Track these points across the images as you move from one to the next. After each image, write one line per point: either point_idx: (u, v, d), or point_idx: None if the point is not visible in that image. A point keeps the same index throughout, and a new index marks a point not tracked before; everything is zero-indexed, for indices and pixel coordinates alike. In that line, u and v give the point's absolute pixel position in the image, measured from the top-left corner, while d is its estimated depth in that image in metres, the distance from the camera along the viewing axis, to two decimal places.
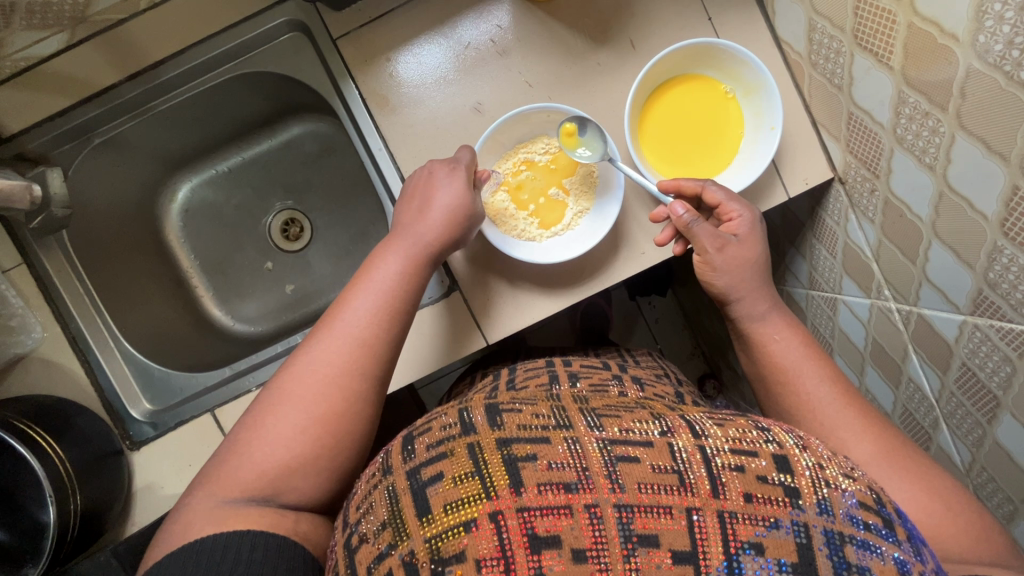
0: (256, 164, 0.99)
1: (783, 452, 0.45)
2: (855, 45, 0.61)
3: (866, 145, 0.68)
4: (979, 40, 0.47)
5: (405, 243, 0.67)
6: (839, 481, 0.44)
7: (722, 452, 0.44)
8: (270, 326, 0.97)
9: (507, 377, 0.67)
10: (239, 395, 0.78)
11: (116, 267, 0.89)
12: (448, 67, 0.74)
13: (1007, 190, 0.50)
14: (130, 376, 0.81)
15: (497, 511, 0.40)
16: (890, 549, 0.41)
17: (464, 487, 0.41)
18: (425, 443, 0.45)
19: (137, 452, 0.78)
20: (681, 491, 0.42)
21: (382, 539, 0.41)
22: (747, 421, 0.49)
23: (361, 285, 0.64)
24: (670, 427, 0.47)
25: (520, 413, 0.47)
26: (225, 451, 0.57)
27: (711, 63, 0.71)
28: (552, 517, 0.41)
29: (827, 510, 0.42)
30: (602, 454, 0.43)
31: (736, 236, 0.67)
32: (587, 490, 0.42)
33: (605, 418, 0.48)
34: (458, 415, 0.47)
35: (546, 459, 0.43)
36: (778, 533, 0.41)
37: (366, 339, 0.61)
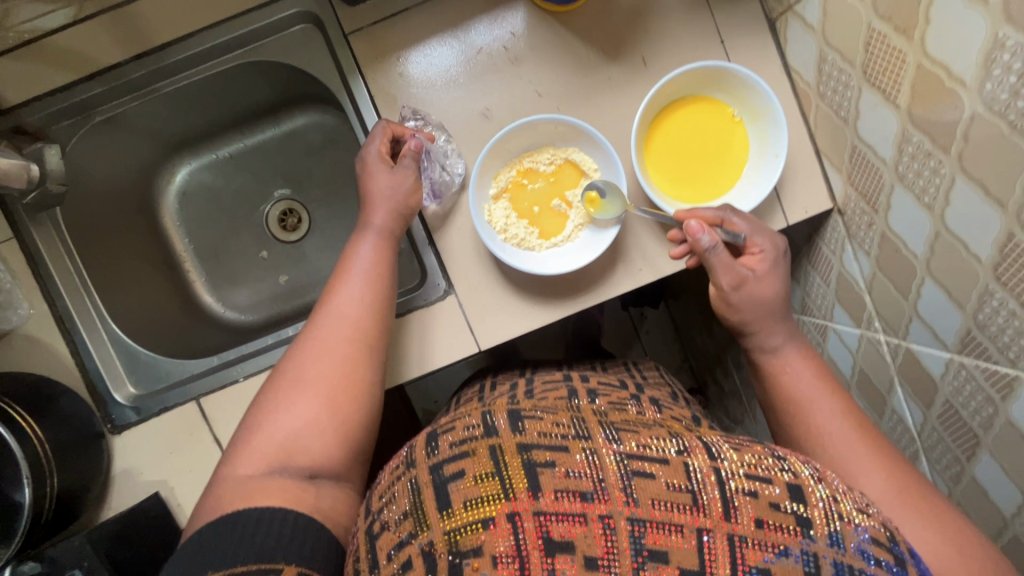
0: (258, 152, 0.98)
1: (797, 481, 0.45)
2: (864, 80, 0.62)
3: (868, 179, 0.68)
4: (986, 87, 0.48)
5: (371, 233, 0.69)
6: (852, 515, 0.44)
7: (736, 476, 0.44)
8: (260, 315, 0.97)
9: (526, 387, 0.67)
10: (225, 384, 0.77)
11: (109, 246, 0.87)
12: (459, 71, 0.74)
13: (1002, 236, 0.51)
14: (116, 359, 0.80)
15: (515, 513, 0.41)
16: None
17: (484, 487, 0.42)
18: (449, 440, 0.45)
19: (118, 437, 0.77)
20: (693, 510, 0.42)
21: (405, 528, 0.42)
22: (764, 447, 0.49)
23: (342, 274, 0.67)
24: (687, 446, 0.46)
25: (542, 420, 0.47)
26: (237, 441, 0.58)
27: (721, 86, 0.71)
28: (567, 523, 0.41)
29: (838, 541, 0.42)
30: (619, 467, 0.43)
31: (754, 272, 0.68)
32: (602, 501, 0.41)
33: (623, 431, 0.47)
34: (481, 417, 0.47)
35: (565, 467, 0.43)
36: (786, 560, 0.41)
37: (353, 318, 0.64)
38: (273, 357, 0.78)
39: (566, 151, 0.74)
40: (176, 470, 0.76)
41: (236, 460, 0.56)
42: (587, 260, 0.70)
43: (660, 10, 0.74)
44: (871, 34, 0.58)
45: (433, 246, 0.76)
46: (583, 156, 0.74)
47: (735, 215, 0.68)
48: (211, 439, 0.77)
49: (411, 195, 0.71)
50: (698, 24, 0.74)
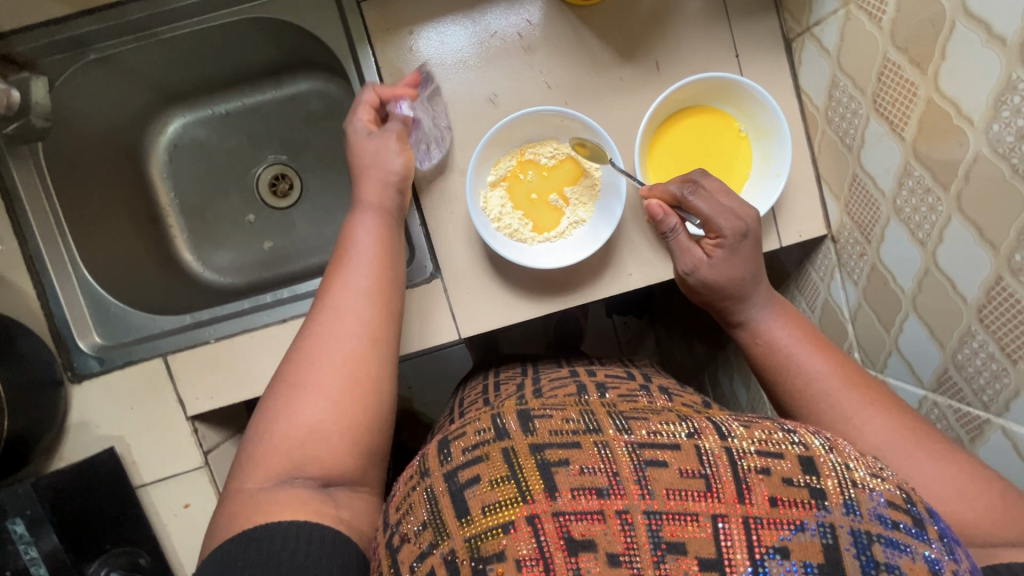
0: (256, 113, 0.95)
1: (809, 452, 0.41)
2: (873, 109, 0.62)
3: (864, 209, 0.68)
4: (992, 128, 0.48)
5: (370, 224, 0.66)
6: (866, 480, 0.40)
7: (747, 454, 0.40)
8: (241, 280, 0.94)
9: (534, 386, 0.67)
10: (195, 344, 0.75)
11: (92, 191, 0.84)
12: (470, 53, 0.72)
13: (991, 279, 0.52)
14: (84, 307, 0.78)
15: (535, 514, 0.38)
16: (921, 548, 0.37)
17: (501, 490, 0.39)
18: (461, 447, 0.43)
19: (78, 386, 0.75)
20: (706, 496, 0.38)
21: (424, 538, 0.39)
22: (771, 422, 0.44)
23: (339, 267, 0.64)
24: (697, 428, 0.42)
25: (553, 417, 0.44)
26: (248, 446, 0.55)
27: (731, 100, 0.71)
28: (587, 521, 0.38)
29: (854, 509, 0.38)
30: (632, 459, 0.40)
31: (710, 257, 0.65)
32: (618, 495, 0.38)
33: (633, 420, 0.44)
34: (491, 419, 0.44)
35: (579, 463, 0.40)
36: (803, 536, 0.37)
37: (355, 310, 0.60)
38: (247, 322, 0.76)
39: (570, 146, 0.73)
40: (135, 426, 0.75)
41: (247, 470, 0.53)
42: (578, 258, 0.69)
43: (678, 16, 0.73)
44: (884, 64, 0.58)
45: (423, 226, 0.74)
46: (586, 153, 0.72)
47: (694, 193, 0.64)
48: (175, 399, 0.75)
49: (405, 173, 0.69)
50: (714, 35, 0.73)
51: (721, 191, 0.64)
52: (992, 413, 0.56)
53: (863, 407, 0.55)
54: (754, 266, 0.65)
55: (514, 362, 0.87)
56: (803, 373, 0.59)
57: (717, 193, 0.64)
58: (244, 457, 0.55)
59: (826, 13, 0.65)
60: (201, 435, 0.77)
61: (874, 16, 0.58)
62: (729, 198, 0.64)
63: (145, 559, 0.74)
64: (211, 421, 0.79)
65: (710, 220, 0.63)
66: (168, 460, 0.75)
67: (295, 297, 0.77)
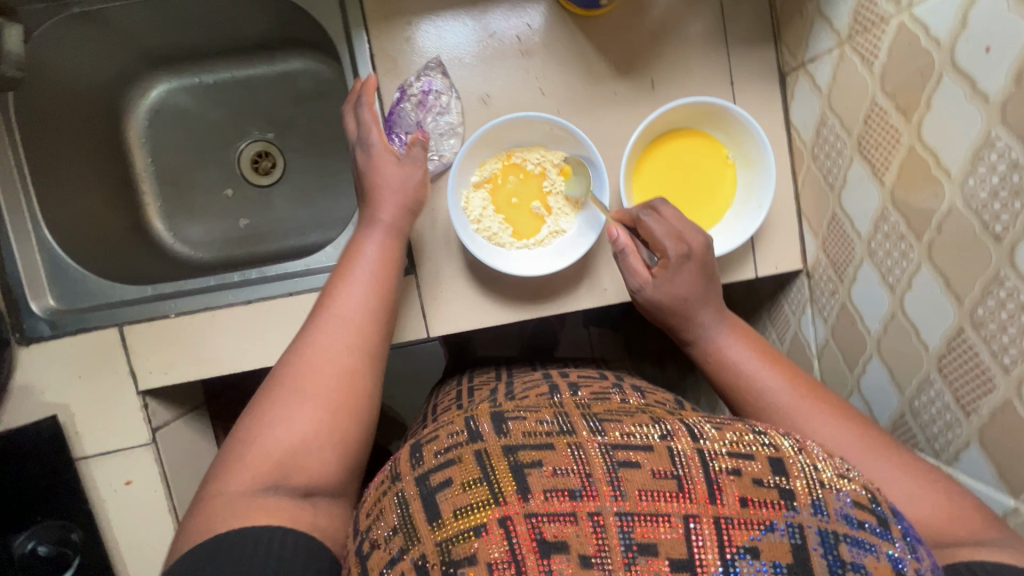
0: (244, 87, 0.93)
1: (778, 453, 0.39)
2: (857, 151, 0.62)
3: (839, 247, 0.69)
4: (968, 182, 0.49)
5: (377, 234, 0.65)
6: (834, 481, 0.38)
7: (718, 455, 0.38)
8: (211, 255, 0.92)
9: (506, 390, 0.66)
10: (154, 317, 0.73)
11: (63, 148, 0.81)
12: (468, 50, 0.72)
13: (953, 330, 0.53)
14: (42, 266, 0.75)
15: (507, 517, 0.35)
16: (885, 547, 0.35)
17: (473, 493, 0.37)
18: (433, 450, 0.41)
19: (25, 348, 0.71)
20: (678, 497, 0.36)
21: (394, 544, 0.36)
22: (743, 423, 0.43)
23: (342, 280, 0.62)
24: (669, 430, 0.40)
25: (527, 419, 0.42)
26: (224, 458, 0.51)
27: (721, 126, 0.71)
28: (559, 523, 0.35)
29: (821, 509, 0.36)
30: (605, 460, 0.38)
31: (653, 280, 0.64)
32: (591, 497, 0.36)
33: (607, 421, 0.42)
34: (464, 423, 0.42)
35: (553, 465, 0.38)
36: (773, 536, 0.35)
37: (354, 324, 0.59)
38: (210, 300, 0.73)
39: (558, 155, 0.72)
40: (82, 395, 0.72)
41: (227, 475, 0.49)
42: (555, 268, 0.68)
43: (677, 37, 0.73)
44: (872, 107, 0.58)
45: None
46: (573, 163, 0.72)
47: (650, 216, 0.64)
48: (127, 371, 0.72)
49: (415, 190, 0.67)
50: (710, 60, 0.73)
51: (679, 218, 0.64)
52: (942, 460, 0.58)
53: (813, 416, 0.53)
54: (706, 284, 0.63)
55: (489, 366, 0.86)
56: (756, 388, 0.58)
57: (673, 218, 0.63)
58: (220, 463, 0.51)
59: (821, 51, 0.65)
60: (151, 411, 0.74)
61: (866, 58, 0.58)
62: (685, 224, 0.63)
63: (77, 535, 0.72)
64: (163, 397, 0.77)
65: (660, 244, 0.63)
66: (114, 433, 0.72)
67: (263, 279, 0.75)
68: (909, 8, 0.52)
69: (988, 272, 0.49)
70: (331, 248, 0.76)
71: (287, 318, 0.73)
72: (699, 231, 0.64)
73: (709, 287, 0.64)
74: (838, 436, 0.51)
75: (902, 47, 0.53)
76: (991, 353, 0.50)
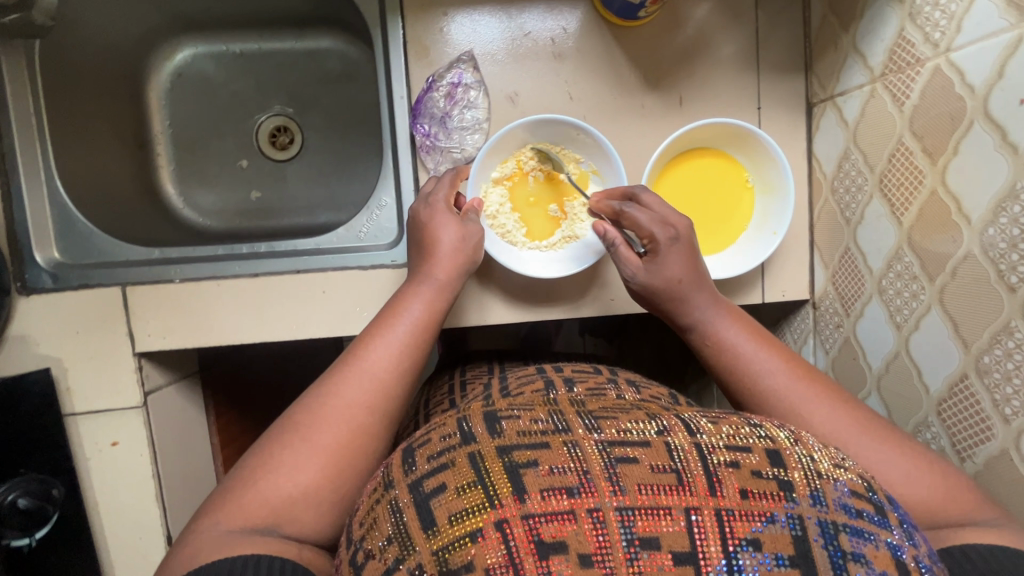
0: (270, 59, 0.92)
1: (774, 445, 0.39)
2: (877, 189, 0.62)
3: (849, 282, 0.69)
4: (987, 231, 0.49)
5: (425, 287, 0.63)
6: (830, 470, 0.38)
7: (716, 449, 0.38)
8: (220, 224, 0.91)
9: (500, 386, 0.66)
10: (158, 281, 0.72)
11: (83, 101, 0.81)
12: (500, 47, 0.71)
13: (956, 375, 0.54)
14: (49, 218, 0.74)
15: (503, 520, 0.34)
16: (883, 535, 0.35)
17: (468, 497, 0.36)
18: (425, 454, 0.40)
19: (25, 298, 0.71)
20: (678, 490, 0.36)
21: (389, 554, 0.35)
22: (738, 417, 0.43)
23: (381, 325, 0.60)
24: (666, 426, 0.41)
25: (521, 419, 0.42)
26: (224, 488, 0.49)
27: (745, 149, 0.71)
28: (558, 522, 0.34)
29: (819, 499, 0.36)
30: (602, 456, 0.37)
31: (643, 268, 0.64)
32: (589, 493, 0.35)
33: (603, 419, 0.42)
34: (457, 424, 0.42)
35: (548, 464, 0.37)
36: (774, 527, 0.35)
37: (380, 374, 0.55)
38: (216, 269, 0.73)
39: (577, 158, 0.72)
40: (77, 352, 0.71)
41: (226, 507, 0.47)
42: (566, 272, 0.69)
43: (710, 56, 0.73)
44: (898, 147, 0.59)
45: None
46: (594, 173, 0.72)
47: (633, 207, 0.64)
48: (125, 332, 0.72)
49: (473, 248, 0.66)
50: (741, 82, 0.73)
51: (662, 204, 0.64)
52: None
53: (813, 401, 0.52)
54: (696, 266, 0.63)
55: (483, 361, 0.86)
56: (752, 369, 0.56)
57: (654, 205, 0.63)
58: (219, 493, 0.48)
59: (852, 86, 0.65)
60: (145, 374, 0.74)
61: (897, 98, 0.58)
62: (666, 207, 0.64)
63: (59, 491, 0.70)
64: (158, 361, 0.76)
65: (647, 233, 0.63)
66: (107, 393, 0.72)
67: (271, 254, 0.75)
68: (947, 52, 0.52)
69: (998, 321, 0.49)
70: (343, 230, 0.76)
71: (291, 295, 0.73)
72: (682, 215, 0.64)
73: (698, 266, 0.63)
74: (835, 422, 0.50)
75: (935, 90, 0.53)
76: (992, 403, 0.50)
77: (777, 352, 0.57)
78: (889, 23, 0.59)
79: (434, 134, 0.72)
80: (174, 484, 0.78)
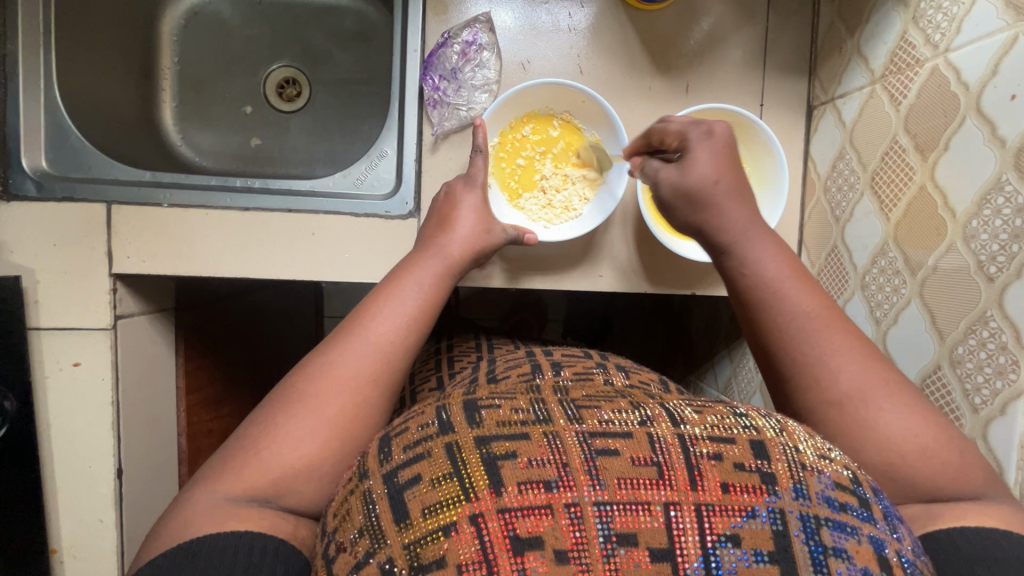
0: (288, 10, 0.93)
1: (759, 436, 0.37)
2: (869, 187, 0.64)
3: (833, 279, 0.70)
4: (971, 224, 0.51)
5: (436, 260, 0.62)
6: (815, 462, 0.36)
7: (698, 440, 0.36)
8: (215, 165, 0.90)
9: (487, 368, 0.60)
10: (146, 203, 0.71)
11: (95, 22, 0.80)
12: (516, 14, 0.73)
13: (930, 366, 0.55)
14: (43, 127, 0.73)
15: (478, 513, 0.32)
16: (867, 529, 0.33)
17: (443, 489, 0.34)
18: (401, 444, 0.38)
19: (6, 204, 0.69)
20: (658, 484, 0.33)
21: (360, 548, 0.34)
22: (724, 407, 0.40)
23: (381, 293, 0.57)
24: (649, 415, 0.38)
25: (502, 408, 0.39)
26: (229, 447, 0.46)
27: (744, 139, 0.72)
28: (534, 516, 0.32)
29: (802, 493, 0.34)
30: (582, 449, 0.35)
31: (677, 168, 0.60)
32: (568, 487, 0.33)
33: (586, 408, 0.39)
34: (435, 413, 0.39)
35: (527, 456, 0.35)
36: (754, 522, 0.33)
37: (386, 346, 0.53)
38: (206, 198, 0.72)
39: (561, 116, 0.73)
40: (51, 265, 0.69)
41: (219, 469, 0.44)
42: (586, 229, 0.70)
43: (720, 50, 0.75)
44: (892, 146, 0.60)
45: (416, 159, 0.74)
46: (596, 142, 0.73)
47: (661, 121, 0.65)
48: (104, 250, 0.70)
49: (475, 207, 0.66)
50: (746, 80, 0.75)
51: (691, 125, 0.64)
52: None
53: (839, 349, 0.49)
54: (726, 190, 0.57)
55: (467, 334, 0.85)
56: (783, 316, 0.51)
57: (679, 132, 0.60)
58: (215, 461, 0.45)
59: (852, 88, 0.67)
60: (119, 297, 0.72)
61: (895, 98, 0.60)
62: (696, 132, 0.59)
63: (10, 404, 0.68)
64: (134, 288, 0.74)
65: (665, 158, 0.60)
66: (76, 311, 0.70)
67: (264, 190, 0.73)
68: (946, 53, 0.54)
69: (975, 311, 0.50)
70: (341, 176, 0.75)
71: (280, 235, 0.72)
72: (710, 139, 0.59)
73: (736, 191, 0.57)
74: (865, 379, 0.47)
75: (931, 89, 0.55)
76: (963, 393, 0.51)
77: (812, 293, 0.52)
78: (893, 27, 0.61)
79: (443, 88, 0.73)
80: (133, 416, 0.75)
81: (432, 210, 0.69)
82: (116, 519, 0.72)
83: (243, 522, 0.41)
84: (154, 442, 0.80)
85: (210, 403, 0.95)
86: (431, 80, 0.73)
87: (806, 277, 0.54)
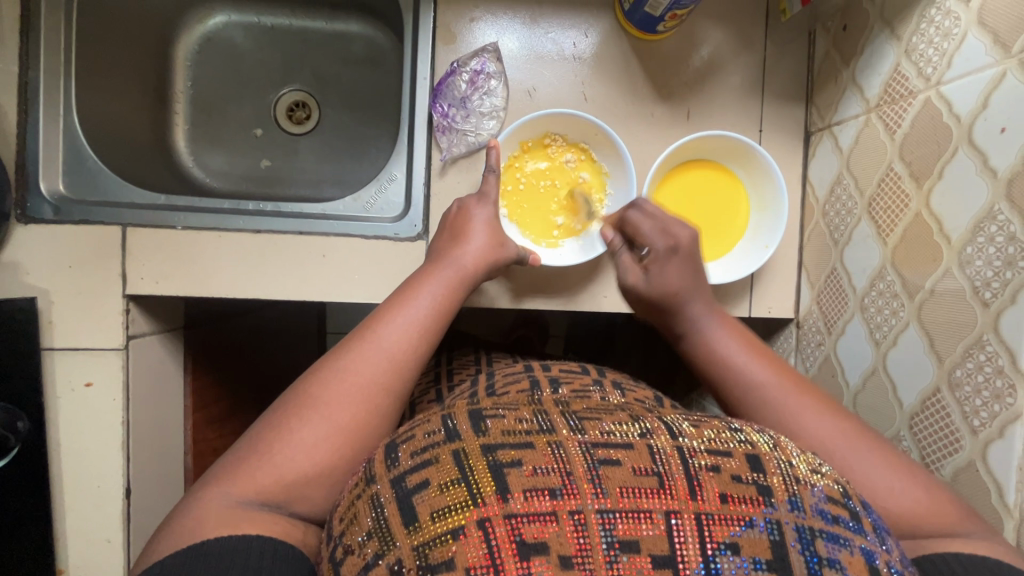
0: (299, 35, 0.95)
1: (754, 449, 0.38)
2: (866, 212, 0.66)
3: (833, 301, 0.72)
4: (965, 250, 0.52)
5: (444, 273, 0.63)
6: (807, 475, 0.37)
7: (696, 453, 0.37)
8: (226, 187, 0.92)
9: (486, 382, 0.61)
10: (159, 225, 0.72)
11: (111, 46, 0.82)
12: (522, 44, 0.75)
13: (929, 389, 0.56)
14: (60, 150, 0.75)
15: (485, 518, 0.33)
16: (858, 541, 0.34)
17: (451, 494, 0.34)
18: (408, 450, 0.39)
19: (23, 226, 0.70)
20: (659, 494, 0.34)
21: (369, 549, 0.34)
22: (719, 421, 0.42)
23: (392, 304, 0.58)
24: (649, 428, 0.39)
25: (506, 417, 0.40)
26: (240, 450, 0.47)
27: (745, 166, 0.74)
28: (540, 523, 0.33)
29: (797, 504, 0.35)
30: (585, 458, 0.36)
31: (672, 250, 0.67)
32: (572, 495, 0.34)
33: (587, 419, 0.40)
34: (441, 420, 0.40)
35: (532, 464, 0.35)
36: (752, 532, 0.33)
37: (396, 355, 0.54)
38: (220, 221, 0.73)
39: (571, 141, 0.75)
40: (64, 286, 0.70)
41: (226, 478, 0.44)
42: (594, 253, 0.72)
43: (721, 78, 0.77)
44: (887, 172, 0.62)
45: (425, 182, 0.76)
46: (606, 173, 0.76)
47: (637, 214, 0.70)
48: (119, 272, 0.71)
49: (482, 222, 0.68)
50: (745, 105, 0.78)
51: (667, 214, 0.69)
52: None
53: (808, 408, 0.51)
54: (696, 276, 0.67)
55: (471, 346, 0.86)
56: (743, 379, 0.56)
57: (658, 214, 0.69)
58: (224, 464, 0.46)
59: (848, 116, 0.70)
60: (132, 317, 0.73)
61: (890, 126, 0.62)
62: (672, 218, 0.68)
63: (24, 424, 0.69)
64: (146, 308, 0.76)
65: (647, 240, 0.68)
66: (88, 331, 0.71)
67: (276, 214, 0.75)
68: (938, 85, 0.56)
69: (972, 334, 0.51)
70: (351, 199, 0.77)
71: (290, 254, 0.73)
72: (685, 226, 0.68)
73: (698, 280, 0.67)
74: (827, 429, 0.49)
75: (925, 120, 0.57)
76: (962, 415, 0.52)
77: (767, 359, 0.58)
78: (887, 58, 0.63)
79: (451, 115, 0.75)
80: (142, 435, 0.76)
81: (444, 222, 0.70)
82: (124, 538, 0.72)
83: (251, 525, 0.42)
84: (163, 460, 0.80)
85: (215, 421, 0.96)
86: (438, 107, 0.75)
87: (757, 346, 0.60)
